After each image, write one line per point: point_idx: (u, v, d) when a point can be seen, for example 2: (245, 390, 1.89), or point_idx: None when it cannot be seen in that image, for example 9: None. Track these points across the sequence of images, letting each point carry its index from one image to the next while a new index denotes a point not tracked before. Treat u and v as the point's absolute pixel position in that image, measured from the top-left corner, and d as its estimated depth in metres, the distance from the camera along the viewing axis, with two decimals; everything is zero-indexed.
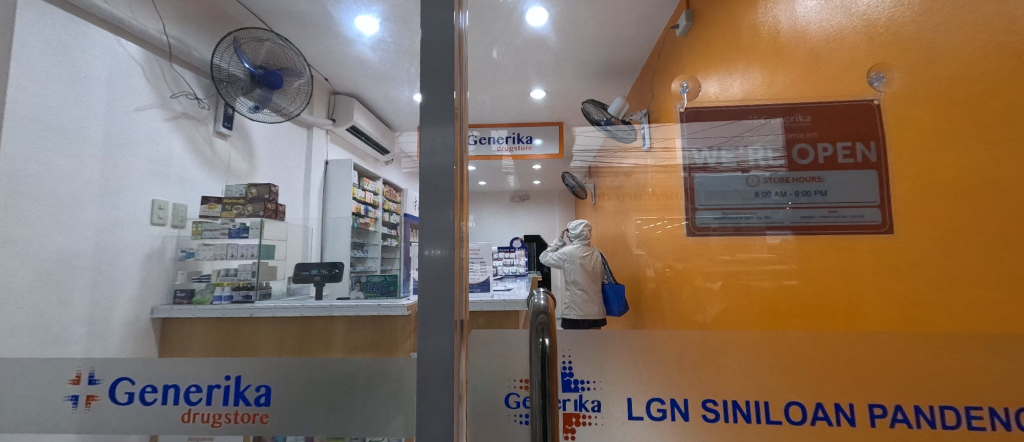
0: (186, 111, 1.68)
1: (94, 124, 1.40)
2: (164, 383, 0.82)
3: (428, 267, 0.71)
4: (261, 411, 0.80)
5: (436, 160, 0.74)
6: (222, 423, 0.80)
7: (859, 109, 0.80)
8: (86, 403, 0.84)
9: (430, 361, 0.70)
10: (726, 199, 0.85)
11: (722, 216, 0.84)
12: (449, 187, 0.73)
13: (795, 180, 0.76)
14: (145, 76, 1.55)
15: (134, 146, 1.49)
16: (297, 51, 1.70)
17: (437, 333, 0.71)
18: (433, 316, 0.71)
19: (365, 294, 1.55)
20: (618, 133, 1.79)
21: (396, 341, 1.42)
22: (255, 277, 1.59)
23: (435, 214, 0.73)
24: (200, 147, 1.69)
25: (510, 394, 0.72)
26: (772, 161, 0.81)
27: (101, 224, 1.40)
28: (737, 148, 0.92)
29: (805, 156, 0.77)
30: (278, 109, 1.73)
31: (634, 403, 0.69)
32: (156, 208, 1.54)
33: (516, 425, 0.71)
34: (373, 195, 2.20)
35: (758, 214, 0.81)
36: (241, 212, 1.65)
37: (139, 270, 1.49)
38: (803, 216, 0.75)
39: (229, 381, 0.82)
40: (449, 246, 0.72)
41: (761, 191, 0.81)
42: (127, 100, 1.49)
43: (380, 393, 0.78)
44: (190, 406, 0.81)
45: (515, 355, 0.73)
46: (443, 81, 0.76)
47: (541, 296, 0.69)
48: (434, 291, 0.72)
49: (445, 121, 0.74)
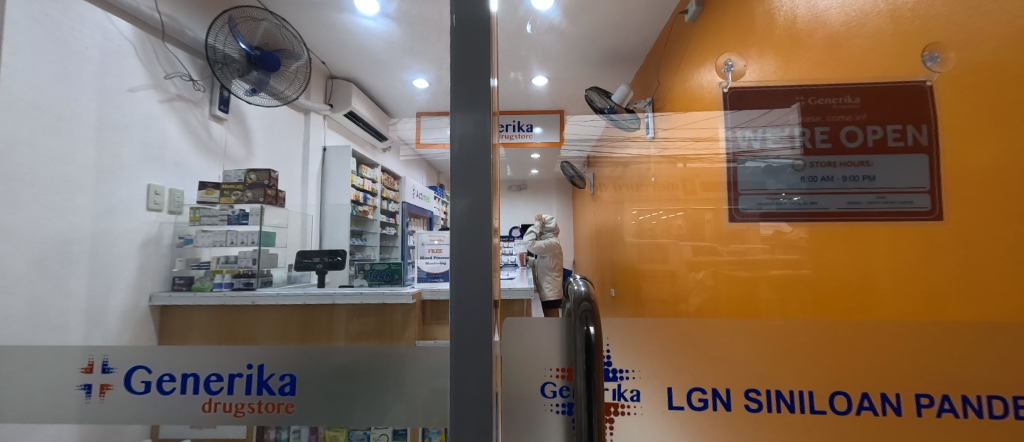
0: (181, 93, 1.61)
1: (86, 105, 1.33)
2: (182, 372, 0.80)
3: (462, 251, 0.70)
4: (285, 400, 0.78)
5: (467, 146, 0.71)
6: (245, 413, 0.79)
7: (911, 93, 0.75)
8: (100, 393, 0.82)
9: (465, 348, 0.69)
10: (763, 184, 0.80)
11: (764, 202, 0.79)
12: (483, 173, 0.71)
13: (842, 165, 0.73)
14: (138, 56, 1.48)
15: (128, 128, 1.43)
16: (293, 31, 1.69)
17: (474, 321, 0.69)
18: (473, 299, 0.69)
19: (370, 282, 1.56)
20: (622, 122, 1.54)
21: (397, 330, 1.43)
22: (256, 265, 1.56)
23: (470, 201, 0.70)
24: (195, 131, 1.64)
25: (547, 383, 0.72)
26: (819, 144, 0.75)
27: (97, 209, 1.35)
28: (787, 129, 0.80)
29: (853, 138, 0.73)
30: (275, 93, 1.74)
31: (674, 393, 0.68)
32: (152, 193, 1.49)
33: (552, 414, 0.71)
34: (372, 182, 2.26)
35: (800, 199, 0.76)
36: (241, 198, 1.63)
37: (136, 257, 1.45)
38: (849, 202, 0.73)
39: (252, 369, 0.80)
40: (486, 231, 0.69)
41: (807, 177, 0.75)
42: (120, 81, 1.42)
43: (388, 383, 0.76)
44: (211, 396, 0.80)
45: (547, 344, 0.72)
46: (477, 63, 0.73)
47: (582, 284, 0.70)
48: (470, 278, 0.69)
49: (478, 104, 0.72)
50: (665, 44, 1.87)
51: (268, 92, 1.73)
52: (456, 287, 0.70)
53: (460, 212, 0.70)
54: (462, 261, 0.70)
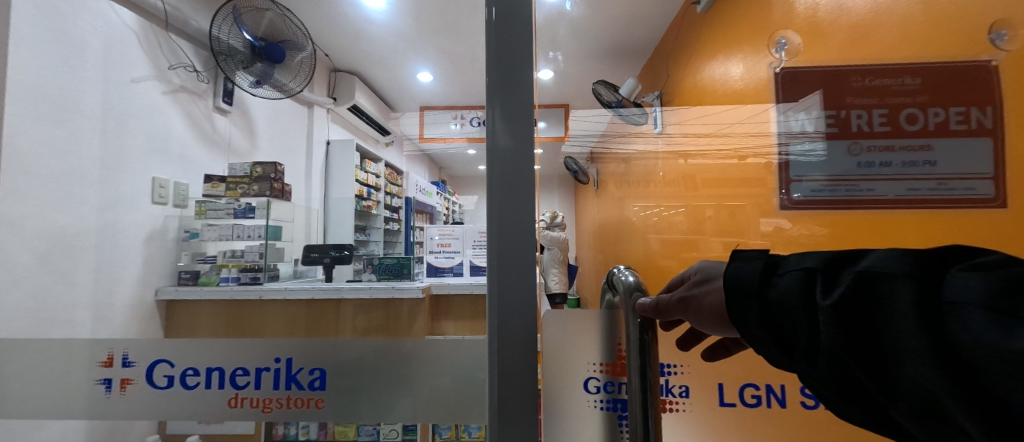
0: (185, 84, 1.60)
1: (90, 96, 1.28)
2: (207, 366, 0.78)
3: (503, 247, 0.70)
4: (314, 396, 0.76)
5: (504, 144, 0.71)
6: (272, 409, 0.77)
7: (977, 73, 0.66)
8: (120, 388, 0.80)
9: (509, 344, 0.68)
10: (811, 170, 0.76)
11: (819, 188, 0.75)
12: (519, 171, 0.70)
13: (902, 149, 0.69)
14: (142, 45, 1.44)
15: (132, 119, 1.39)
16: (297, 21, 1.67)
17: (518, 318, 0.69)
18: (516, 295, 0.69)
19: (378, 276, 1.54)
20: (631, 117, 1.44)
21: (403, 324, 1.39)
22: (263, 259, 1.56)
23: (509, 199, 0.70)
24: (199, 123, 1.65)
25: (590, 379, 0.70)
26: (877, 128, 0.71)
27: (103, 202, 1.30)
28: (840, 111, 0.74)
29: (913, 122, 0.69)
30: (278, 85, 1.73)
31: (725, 390, 0.70)
32: (157, 186, 1.47)
33: (594, 410, 0.70)
34: (372, 176, 2.29)
35: (861, 187, 0.71)
36: (246, 191, 1.62)
37: (142, 250, 1.43)
38: (909, 188, 0.69)
39: (279, 364, 0.78)
40: (528, 231, 0.70)
41: (864, 162, 0.71)
42: (123, 71, 1.38)
43: (393, 378, 0.76)
44: (237, 391, 0.78)
45: (588, 339, 0.71)
46: (510, 59, 0.73)
47: (626, 274, 0.68)
48: (512, 277, 0.70)
49: (510, 99, 0.72)
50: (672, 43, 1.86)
51: (272, 84, 1.72)
52: (496, 285, 0.69)
53: (498, 209, 0.70)
54: (501, 258, 0.70)
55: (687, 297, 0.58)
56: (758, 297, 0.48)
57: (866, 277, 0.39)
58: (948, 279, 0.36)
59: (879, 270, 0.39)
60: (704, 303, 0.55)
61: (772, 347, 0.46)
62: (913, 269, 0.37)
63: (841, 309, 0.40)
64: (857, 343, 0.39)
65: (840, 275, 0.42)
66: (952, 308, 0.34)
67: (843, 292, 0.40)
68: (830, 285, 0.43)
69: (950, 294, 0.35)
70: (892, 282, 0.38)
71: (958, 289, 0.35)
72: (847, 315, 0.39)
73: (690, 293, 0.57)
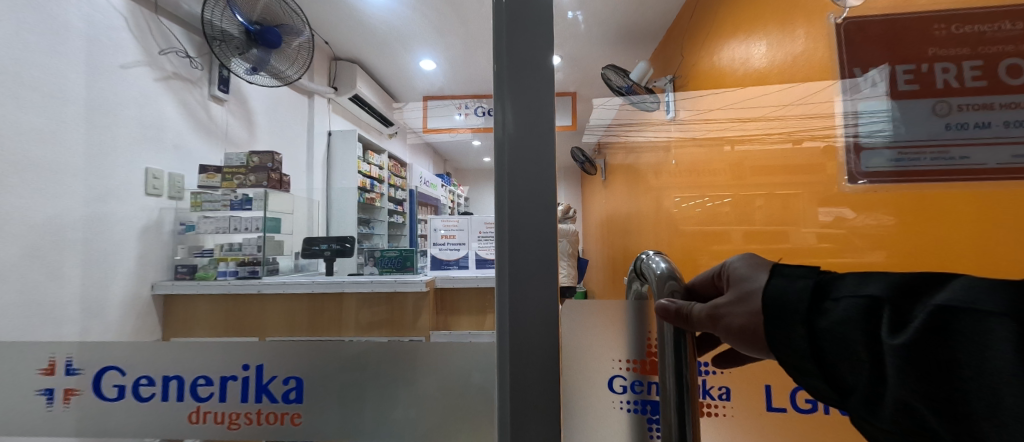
0: (178, 71, 1.54)
1: (72, 80, 1.21)
2: (162, 376, 0.73)
3: (517, 246, 0.62)
4: (291, 410, 0.71)
5: (520, 132, 0.63)
6: (240, 425, 0.72)
7: None
8: (65, 400, 0.75)
9: (525, 346, 0.61)
10: (906, 134, 0.59)
11: (898, 158, 0.61)
12: (537, 159, 0.63)
13: (1001, 106, 0.57)
14: (130, 29, 1.38)
15: (121, 107, 1.33)
16: (294, 5, 1.59)
17: (528, 319, 0.61)
18: (528, 299, 0.61)
19: (381, 270, 1.48)
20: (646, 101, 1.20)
21: (408, 320, 1.29)
22: (261, 252, 1.53)
23: (524, 191, 0.62)
24: (194, 111, 1.58)
25: (615, 377, 0.64)
26: (970, 84, 0.58)
27: (91, 193, 1.24)
28: (922, 64, 0.60)
29: (1015, 75, 0.57)
30: (276, 73, 1.66)
31: (774, 393, 0.63)
32: (151, 177, 1.42)
33: (621, 413, 0.64)
34: (379, 169, 2.13)
35: (951, 154, 0.58)
36: (243, 182, 1.58)
37: (137, 244, 1.38)
38: (1016, 154, 0.56)
39: (247, 372, 0.72)
40: (548, 226, 0.62)
41: (953, 124, 0.58)
42: (111, 56, 1.31)
43: (389, 381, 0.69)
44: (199, 404, 0.72)
45: (612, 334, 0.64)
46: (522, 31, 0.65)
47: (656, 260, 0.58)
48: (529, 277, 0.62)
49: (523, 74, 0.64)
50: (688, 34, 1.74)
51: (269, 72, 1.65)
52: (512, 284, 0.61)
53: (508, 204, 0.63)
54: (516, 253, 0.62)
55: (716, 311, 0.48)
56: (807, 324, 0.41)
57: (949, 313, 0.35)
58: None
59: (966, 306, 0.35)
60: (733, 325, 0.46)
61: (819, 381, 0.41)
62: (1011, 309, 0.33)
63: (917, 348, 0.36)
64: (933, 385, 0.35)
65: (908, 305, 0.38)
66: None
67: (919, 331, 0.36)
68: (901, 318, 0.38)
69: None
70: (983, 320, 0.34)
71: None
72: (923, 355, 0.35)
73: (716, 304, 0.49)
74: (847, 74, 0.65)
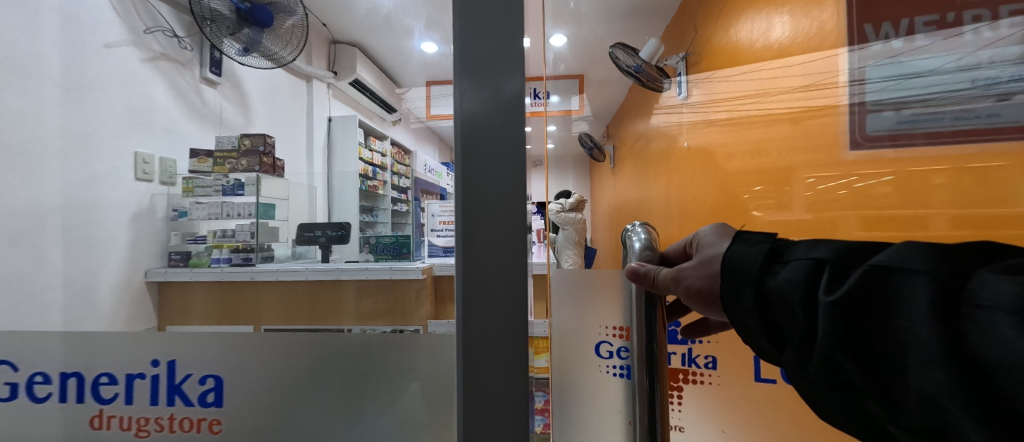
0: (166, 51, 1.48)
1: (48, 57, 1.18)
2: (61, 373, 0.73)
3: (487, 228, 0.64)
4: (208, 417, 0.68)
5: (486, 123, 0.64)
6: (148, 432, 0.70)
7: None
8: None
9: (484, 324, 0.63)
10: (919, 86, 0.72)
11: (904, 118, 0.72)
12: (505, 150, 0.64)
13: None
14: (116, 8, 1.34)
15: (106, 88, 1.30)
16: None
17: (486, 297, 0.63)
18: (485, 279, 0.63)
19: (376, 257, 1.42)
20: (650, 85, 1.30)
21: (410, 308, 1.18)
22: (255, 239, 1.48)
23: (488, 182, 0.64)
24: (185, 95, 1.50)
25: (603, 340, 0.81)
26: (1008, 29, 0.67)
27: (76, 178, 1.23)
28: (948, 15, 0.73)
29: None
30: (268, 54, 1.58)
31: None
32: (141, 162, 1.38)
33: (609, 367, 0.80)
34: (381, 156, 1.87)
35: (951, 112, 0.69)
36: (234, 167, 1.47)
37: (128, 230, 1.36)
38: None
39: (157, 369, 0.69)
40: (510, 211, 0.64)
41: (986, 79, 0.67)
42: (94, 35, 1.29)
43: (388, 373, 0.63)
44: (103, 407, 0.72)
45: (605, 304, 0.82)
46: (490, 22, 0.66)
47: (639, 233, 0.64)
48: (491, 258, 0.64)
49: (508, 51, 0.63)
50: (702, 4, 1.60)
51: (261, 53, 1.58)
52: (463, 263, 0.64)
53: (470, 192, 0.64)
54: (472, 236, 0.64)
55: (678, 274, 0.57)
56: (755, 283, 0.48)
57: (879, 272, 0.39)
58: (980, 279, 0.34)
59: (901, 266, 0.38)
60: (689, 286, 0.56)
61: (761, 338, 0.48)
62: (937, 267, 0.36)
63: (846, 303, 0.40)
64: (861, 344, 0.39)
65: (851, 268, 0.42)
66: (973, 314, 0.33)
67: (853, 289, 0.40)
68: (840, 277, 0.42)
69: (978, 297, 0.33)
70: (910, 278, 0.37)
71: (991, 291, 0.33)
72: (851, 310, 0.39)
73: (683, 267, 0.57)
74: (861, 29, 0.83)
